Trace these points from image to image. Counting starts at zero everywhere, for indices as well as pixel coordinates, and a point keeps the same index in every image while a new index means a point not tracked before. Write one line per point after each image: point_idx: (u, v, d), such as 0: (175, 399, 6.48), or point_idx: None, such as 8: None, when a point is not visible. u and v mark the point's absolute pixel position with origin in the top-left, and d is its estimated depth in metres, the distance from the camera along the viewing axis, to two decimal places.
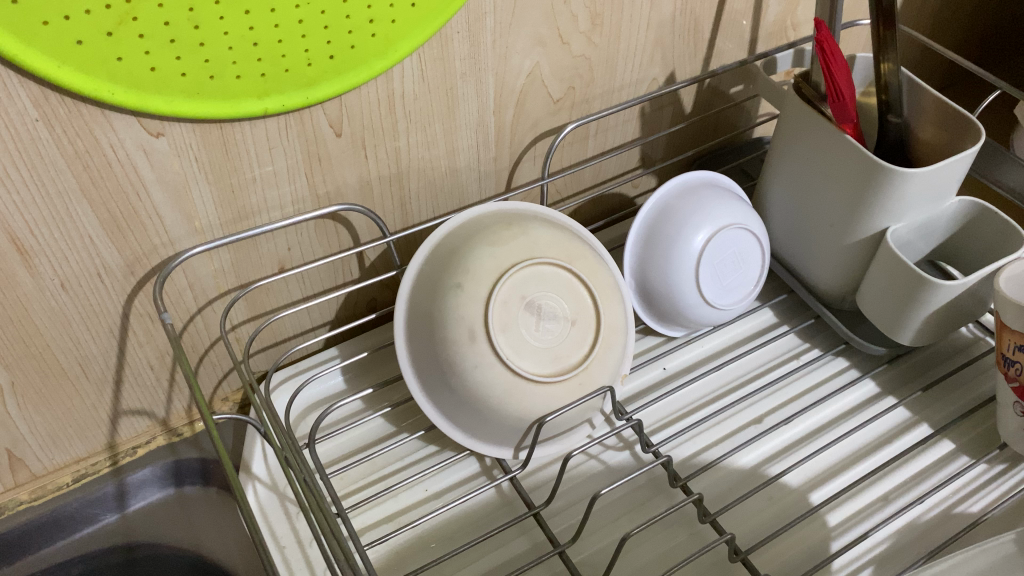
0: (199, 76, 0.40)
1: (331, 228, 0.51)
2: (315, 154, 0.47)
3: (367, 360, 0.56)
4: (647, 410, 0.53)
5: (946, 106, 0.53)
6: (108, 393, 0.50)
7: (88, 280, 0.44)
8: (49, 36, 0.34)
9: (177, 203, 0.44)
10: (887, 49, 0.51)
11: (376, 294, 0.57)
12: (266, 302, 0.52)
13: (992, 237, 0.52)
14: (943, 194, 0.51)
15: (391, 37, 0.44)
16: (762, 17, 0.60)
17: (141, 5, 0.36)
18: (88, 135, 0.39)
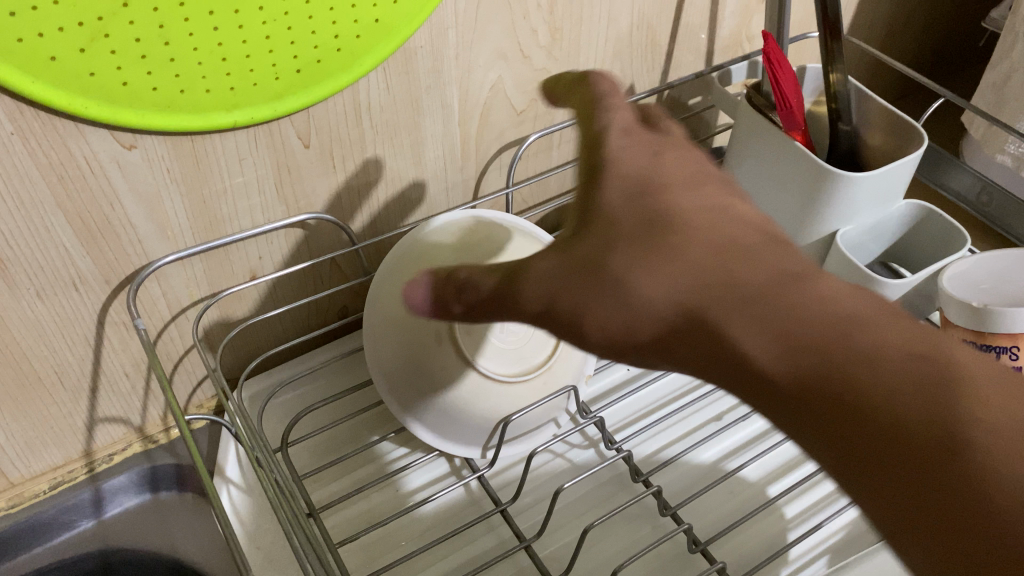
0: (169, 91, 0.41)
1: (301, 237, 0.53)
2: (284, 164, 0.49)
3: (339, 366, 0.57)
4: (610, 409, 0.55)
5: (892, 113, 0.55)
6: (84, 401, 0.51)
7: (63, 290, 0.46)
8: (24, 54, 0.36)
9: (150, 213, 0.46)
10: (835, 60, 0.54)
11: (347, 300, 0.59)
12: (240, 310, 0.54)
13: (937, 237, 0.55)
14: (890, 199, 0.54)
15: (357, 51, 0.46)
16: (718, 31, 0.63)
17: (113, 23, 0.37)
18: (62, 148, 0.41)
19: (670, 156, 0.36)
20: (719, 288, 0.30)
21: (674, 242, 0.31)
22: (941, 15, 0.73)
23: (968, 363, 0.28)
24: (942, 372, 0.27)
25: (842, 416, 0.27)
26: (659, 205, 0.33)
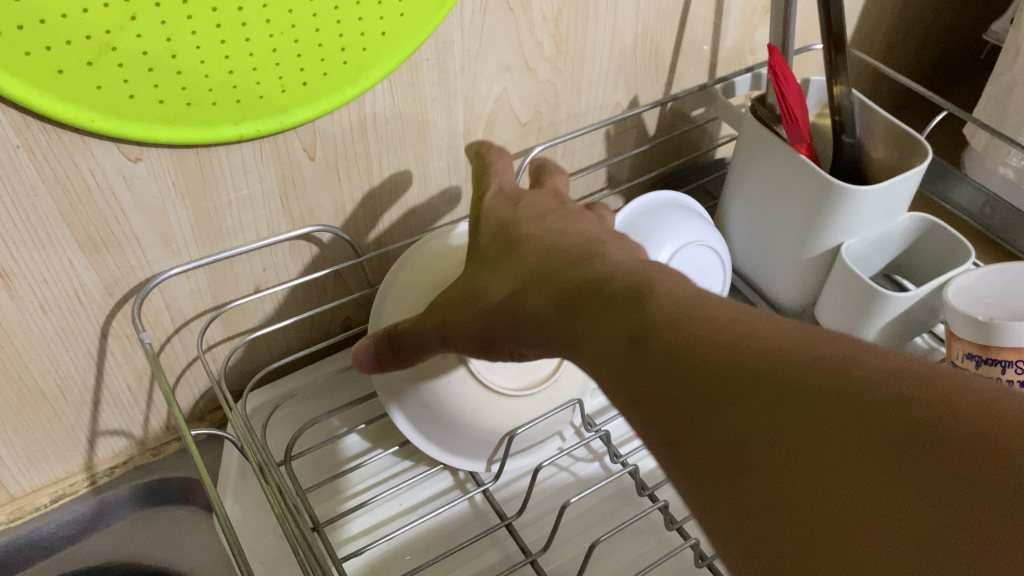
0: (176, 103, 0.41)
1: (307, 249, 0.53)
2: (289, 176, 0.49)
3: (342, 379, 0.57)
4: (615, 422, 0.55)
5: (896, 126, 0.55)
6: (86, 414, 0.51)
7: (67, 303, 0.45)
8: (32, 66, 0.36)
9: (155, 226, 0.46)
10: (838, 72, 0.54)
11: (350, 312, 0.58)
12: (243, 322, 0.53)
13: (941, 250, 0.55)
14: (894, 211, 0.54)
15: (362, 65, 0.46)
16: (721, 43, 0.63)
17: (120, 36, 0.37)
18: (68, 161, 0.40)
19: (526, 203, 0.43)
20: (539, 279, 0.33)
21: (523, 263, 0.36)
22: (941, 28, 0.73)
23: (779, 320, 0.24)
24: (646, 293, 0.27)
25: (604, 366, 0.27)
26: (510, 238, 0.39)
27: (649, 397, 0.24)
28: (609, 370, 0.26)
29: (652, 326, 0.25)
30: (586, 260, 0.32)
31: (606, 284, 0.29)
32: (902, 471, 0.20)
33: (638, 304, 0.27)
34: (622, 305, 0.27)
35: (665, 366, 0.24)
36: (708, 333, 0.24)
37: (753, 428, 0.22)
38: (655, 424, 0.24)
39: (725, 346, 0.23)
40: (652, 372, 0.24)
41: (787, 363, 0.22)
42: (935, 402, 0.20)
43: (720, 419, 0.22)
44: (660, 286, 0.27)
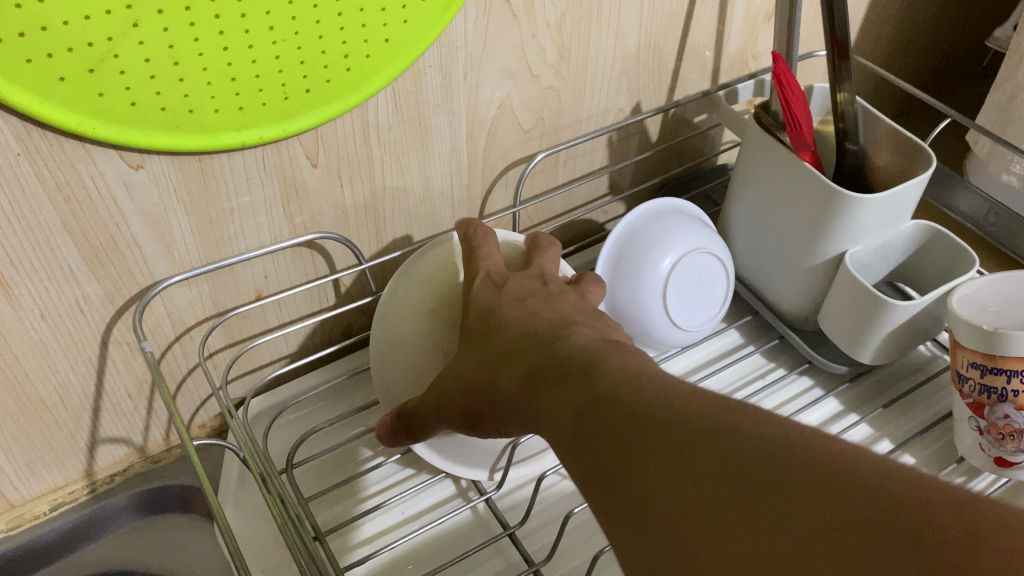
0: (178, 111, 0.41)
1: (308, 257, 0.53)
2: (291, 184, 0.48)
3: (342, 387, 0.57)
4: None
5: (900, 133, 0.55)
6: (86, 422, 0.51)
7: (67, 311, 0.45)
8: (33, 73, 0.36)
9: (156, 234, 0.45)
10: (841, 79, 0.54)
11: (351, 319, 0.58)
12: (244, 329, 0.53)
13: (945, 258, 0.55)
14: (898, 219, 0.54)
15: (365, 72, 0.46)
16: (724, 49, 0.63)
17: (123, 44, 0.37)
18: (69, 168, 0.40)
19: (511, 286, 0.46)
20: (520, 355, 0.38)
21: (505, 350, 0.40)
22: (944, 33, 0.73)
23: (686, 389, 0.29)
24: (591, 374, 0.32)
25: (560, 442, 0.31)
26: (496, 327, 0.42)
27: (586, 462, 0.29)
28: (562, 442, 0.31)
29: (594, 403, 0.30)
30: (555, 339, 0.37)
31: (561, 374, 0.34)
32: (760, 511, 0.23)
33: (583, 377, 0.32)
34: (572, 380, 0.32)
35: (599, 437, 0.29)
36: (630, 407, 0.28)
37: (651, 484, 0.26)
38: (590, 485, 0.28)
39: (643, 416, 0.27)
40: (592, 443, 0.29)
41: (679, 427, 0.26)
42: (792, 456, 0.24)
43: (630, 477, 0.26)
44: (607, 364, 0.32)
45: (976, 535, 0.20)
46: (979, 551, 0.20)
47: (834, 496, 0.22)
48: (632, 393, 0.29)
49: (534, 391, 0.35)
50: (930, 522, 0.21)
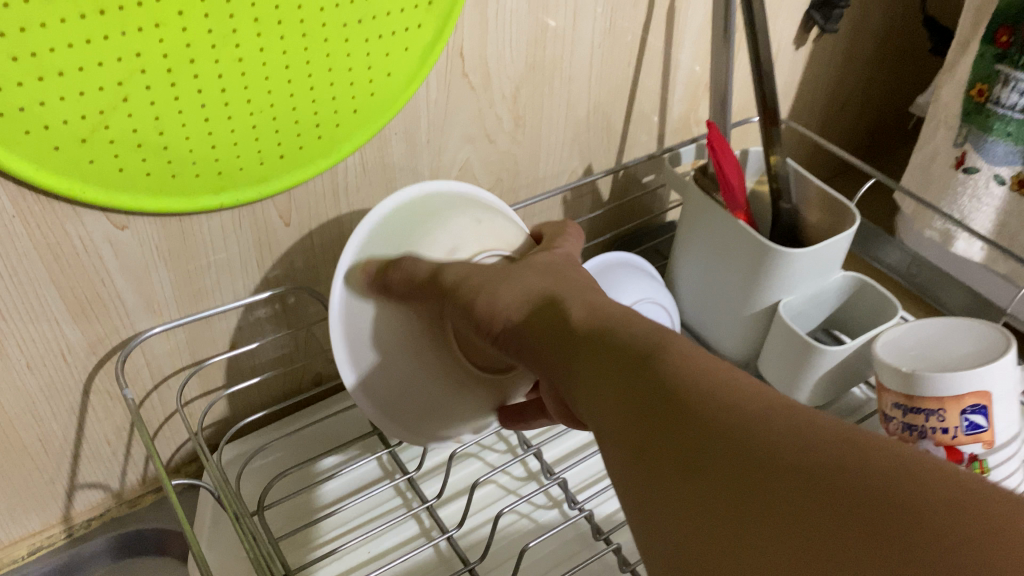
0: (162, 175, 0.44)
1: (280, 309, 0.56)
2: (265, 241, 0.52)
3: (311, 432, 0.60)
4: (574, 471, 0.58)
5: (827, 193, 0.60)
6: (66, 467, 0.53)
7: (52, 361, 0.48)
8: (30, 144, 0.39)
9: (139, 288, 0.49)
10: (773, 145, 0.59)
11: (321, 368, 0.62)
12: (218, 377, 0.56)
13: (872, 307, 0.59)
14: (828, 271, 0.58)
15: (336, 139, 0.50)
16: (668, 115, 0.68)
17: (113, 116, 0.41)
18: (59, 229, 0.44)
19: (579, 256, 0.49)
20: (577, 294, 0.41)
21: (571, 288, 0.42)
22: (869, 100, 0.80)
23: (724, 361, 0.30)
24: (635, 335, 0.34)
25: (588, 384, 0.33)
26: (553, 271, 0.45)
27: (602, 430, 0.31)
28: (592, 382, 0.33)
29: (611, 375, 0.32)
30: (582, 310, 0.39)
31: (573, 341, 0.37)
32: (746, 499, 0.25)
33: (625, 334, 0.34)
34: (593, 354, 0.34)
35: (611, 406, 0.31)
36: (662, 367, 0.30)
37: (651, 449, 0.28)
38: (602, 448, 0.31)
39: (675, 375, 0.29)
40: (606, 412, 0.31)
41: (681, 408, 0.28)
42: (781, 445, 0.25)
43: (637, 443, 0.29)
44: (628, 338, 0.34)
45: (971, 523, 0.22)
46: (975, 533, 0.21)
47: (850, 465, 0.24)
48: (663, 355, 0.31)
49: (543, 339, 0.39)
50: (933, 506, 0.22)
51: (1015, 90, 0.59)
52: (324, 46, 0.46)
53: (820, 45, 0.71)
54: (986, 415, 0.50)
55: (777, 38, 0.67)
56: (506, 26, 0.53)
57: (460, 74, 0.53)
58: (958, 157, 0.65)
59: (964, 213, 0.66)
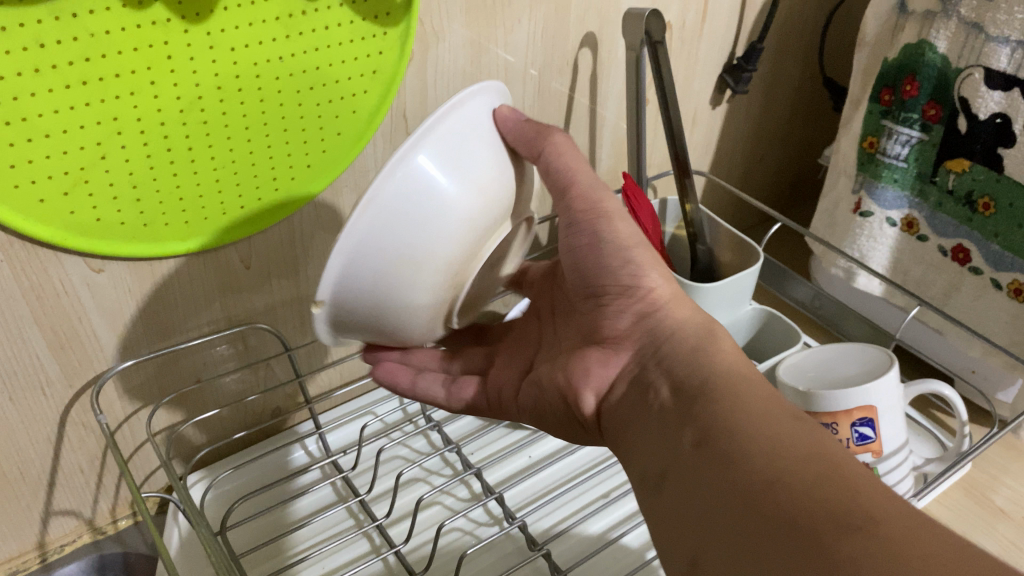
0: (135, 224, 0.50)
1: (242, 347, 0.62)
2: (228, 283, 0.58)
3: (270, 461, 0.65)
4: (513, 491, 0.63)
5: (736, 235, 0.67)
6: (42, 495, 0.57)
7: (32, 393, 0.53)
8: (19, 197, 0.45)
9: (112, 325, 0.54)
10: (687, 194, 0.66)
11: (280, 401, 0.67)
12: (184, 409, 0.61)
13: (780, 336, 0.66)
14: (738, 304, 0.65)
15: (292, 191, 0.56)
16: (597, 169, 0.75)
17: (92, 172, 0.47)
18: (41, 272, 0.49)
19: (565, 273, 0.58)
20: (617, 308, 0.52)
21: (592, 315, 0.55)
22: (779, 154, 0.89)
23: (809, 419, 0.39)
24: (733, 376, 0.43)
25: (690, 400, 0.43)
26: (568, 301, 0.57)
27: (702, 440, 0.40)
28: (691, 406, 0.42)
29: (730, 404, 0.40)
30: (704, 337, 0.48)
31: (681, 360, 0.46)
32: (784, 496, 0.34)
33: (718, 371, 0.44)
34: (711, 383, 0.43)
35: (718, 425, 0.39)
36: (760, 407, 0.40)
37: (754, 461, 0.36)
38: (693, 449, 0.40)
39: (762, 415, 0.39)
40: (715, 427, 0.39)
41: (785, 450, 0.36)
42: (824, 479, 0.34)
43: (737, 458, 0.37)
44: (744, 379, 0.43)
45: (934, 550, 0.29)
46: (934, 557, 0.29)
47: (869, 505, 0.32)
48: (760, 400, 0.40)
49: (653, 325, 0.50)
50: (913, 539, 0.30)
51: (898, 142, 0.68)
52: (280, 110, 0.52)
53: (734, 105, 0.79)
54: (874, 427, 0.56)
55: (693, 99, 0.75)
56: (446, 91, 0.60)
57: (403, 133, 0.60)
58: (855, 203, 0.74)
59: (863, 252, 0.74)
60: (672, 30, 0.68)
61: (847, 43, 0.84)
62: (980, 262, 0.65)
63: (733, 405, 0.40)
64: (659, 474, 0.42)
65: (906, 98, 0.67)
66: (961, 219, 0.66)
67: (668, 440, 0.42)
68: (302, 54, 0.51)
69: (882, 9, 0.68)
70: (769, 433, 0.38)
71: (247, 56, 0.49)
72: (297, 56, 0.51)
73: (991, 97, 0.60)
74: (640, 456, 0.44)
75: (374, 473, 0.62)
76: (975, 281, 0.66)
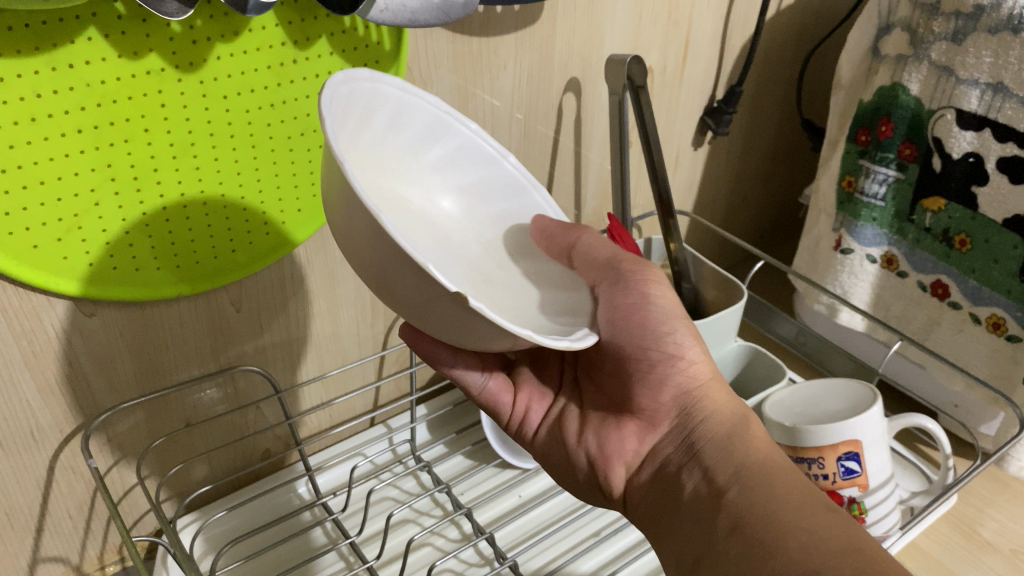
0: (127, 269, 0.51)
1: (231, 390, 0.62)
2: (218, 326, 0.58)
3: (259, 503, 0.64)
4: (503, 531, 0.63)
5: (720, 273, 0.68)
6: (30, 541, 0.57)
7: (22, 439, 0.53)
8: (13, 244, 0.45)
9: (102, 370, 0.54)
10: (672, 233, 0.67)
11: (270, 443, 0.67)
12: (174, 452, 0.61)
13: (766, 371, 0.67)
14: (723, 340, 0.66)
15: (282, 235, 0.57)
16: (583, 209, 0.77)
17: (85, 218, 0.47)
18: (33, 318, 0.49)
19: None
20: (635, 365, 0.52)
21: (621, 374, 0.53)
22: (761, 193, 0.91)
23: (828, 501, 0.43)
24: (753, 456, 0.46)
25: (715, 484, 0.46)
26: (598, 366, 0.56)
27: (737, 526, 0.43)
28: (717, 490, 0.46)
29: (764, 492, 0.43)
30: (737, 417, 0.49)
31: (711, 443, 0.48)
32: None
33: (738, 449, 0.47)
34: (737, 466, 0.46)
35: (753, 514, 0.43)
36: (784, 491, 0.43)
37: (792, 552, 0.40)
38: (729, 537, 0.43)
39: (789, 502, 0.43)
40: (750, 515, 0.43)
41: (819, 540, 0.40)
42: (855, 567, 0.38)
43: (774, 548, 0.40)
44: (773, 457, 0.46)
45: None
46: None
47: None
48: (787, 483, 0.44)
49: (689, 406, 0.50)
50: None
51: (875, 181, 0.70)
52: (270, 155, 0.53)
53: (715, 147, 0.81)
54: (859, 460, 0.57)
55: (675, 140, 0.77)
56: None
57: None
58: (836, 241, 0.75)
59: (844, 288, 0.76)
60: (654, 74, 0.70)
61: (824, 85, 0.87)
62: (958, 297, 0.67)
63: (758, 493, 0.44)
64: (693, 558, 0.45)
65: (882, 139, 0.69)
66: (939, 255, 0.67)
67: (701, 523, 0.45)
68: (293, 101, 0.52)
69: (856, 53, 0.70)
70: (796, 523, 0.41)
71: (240, 103, 0.50)
72: (288, 103, 0.52)
73: (964, 136, 0.62)
74: (675, 537, 0.47)
75: (364, 514, 0.62)
76: (955, 315, 0.68)
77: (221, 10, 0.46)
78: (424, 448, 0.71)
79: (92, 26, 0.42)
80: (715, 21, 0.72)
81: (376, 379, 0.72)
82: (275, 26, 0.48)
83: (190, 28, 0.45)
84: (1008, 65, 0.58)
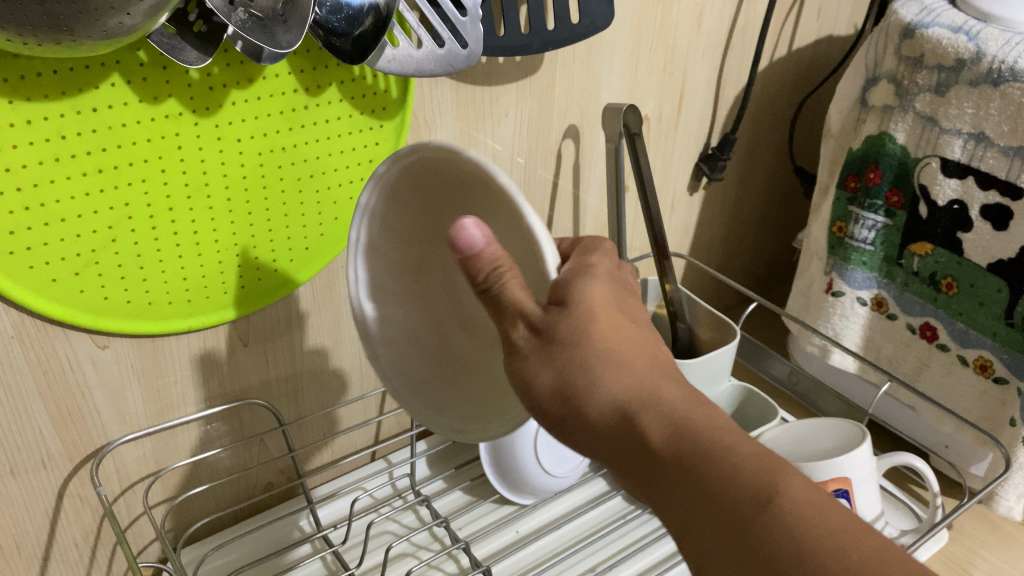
0: (140, 302, 0.53)
1: (236, 423, 0.64)
2: (226, 360, 0.60)
3: (260, 535, 0.66)
4: (501, 566, 0.64)
5: (714, 314, 0.70)
6: (36, 569, 0.58)
7: (33, 467, 0.54)
8: (33, 277, 0.47)
9: (113, 401, 0.56)
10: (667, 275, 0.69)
11: (272, 477, 0.69)
12: (179, 484, 0.63)
13: (758, 410, 0.69)
14: (717, 380, 0.68)
15: (289, 272, 0.59)
16: None
17: (102, 254, 0.49)
18: (50, 348, 0.51)
19: None
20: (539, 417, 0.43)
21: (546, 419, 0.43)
22: (755, 238, 0.93)
23: (768, 489, 0.35)
24: (656, 458, 0.38)
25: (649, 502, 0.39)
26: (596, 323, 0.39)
27: (701, 564, 0.36)
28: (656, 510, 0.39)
29: (696, 513, 0.36)
30: (619, 420, 0.39)
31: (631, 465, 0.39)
32: None
33: (643, 457, 0.38)
34: (653, 480, 0.38)
35: (700, 544, 0.36)
36: (711, 503, 0.36)
37: None
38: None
39: (730, 521, 0.35)
40: (707, 556, 0.36)
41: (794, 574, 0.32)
42: None
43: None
44: (683, 454, 0.37)
45: None
46: None
47: None
48: (712, 489, 0.36)
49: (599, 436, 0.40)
50: None
51: (865, 227, 0.72)
52: (280, 196, 0.56)
53: (709, 193, 0.84)
54: (849, 497, 0.58)
55: (672, 185, 0.80)
56: None
57: None
58: (828, 284, 0.77)
59: (836, 330, 0.77)
60: (650, 122, 0.73)
61: (815, 133, 0.90)
62: (946, 339, 0.68)
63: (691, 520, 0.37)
64: None
65: (870, 186, 0.71)
66: (927, 298, 0.69)
67: None
68: (303, 146, 0.55)
69: (846, 103, 0.73)
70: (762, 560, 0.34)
71: (253, 146, 0.52)
72: (300, 147, 0.55)
73: (948, 184, 0.65)
74: None
75: (363, 546, 0.63)
76: (943, 357, 0.69)
77: (237, 58, 0.49)
78: (424, 483, 0.72)
79: (115, 72, 0.45)
80: (709, 71, 0.75)
81: (377, 415, 0.73)
82: (288, 74, 0.51)
83: (207, 76, 0.48)
84: (988, 116, 0.61)
